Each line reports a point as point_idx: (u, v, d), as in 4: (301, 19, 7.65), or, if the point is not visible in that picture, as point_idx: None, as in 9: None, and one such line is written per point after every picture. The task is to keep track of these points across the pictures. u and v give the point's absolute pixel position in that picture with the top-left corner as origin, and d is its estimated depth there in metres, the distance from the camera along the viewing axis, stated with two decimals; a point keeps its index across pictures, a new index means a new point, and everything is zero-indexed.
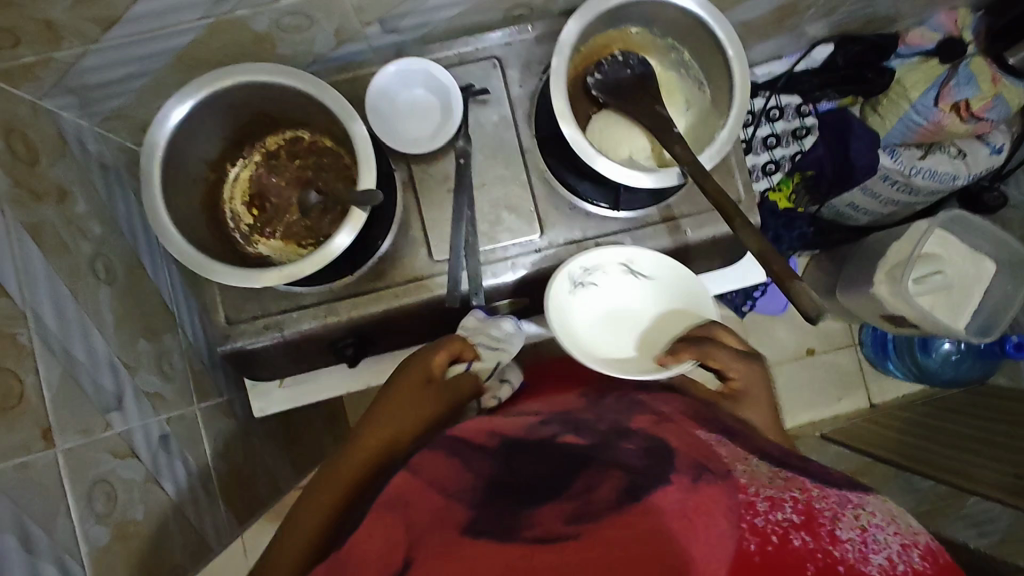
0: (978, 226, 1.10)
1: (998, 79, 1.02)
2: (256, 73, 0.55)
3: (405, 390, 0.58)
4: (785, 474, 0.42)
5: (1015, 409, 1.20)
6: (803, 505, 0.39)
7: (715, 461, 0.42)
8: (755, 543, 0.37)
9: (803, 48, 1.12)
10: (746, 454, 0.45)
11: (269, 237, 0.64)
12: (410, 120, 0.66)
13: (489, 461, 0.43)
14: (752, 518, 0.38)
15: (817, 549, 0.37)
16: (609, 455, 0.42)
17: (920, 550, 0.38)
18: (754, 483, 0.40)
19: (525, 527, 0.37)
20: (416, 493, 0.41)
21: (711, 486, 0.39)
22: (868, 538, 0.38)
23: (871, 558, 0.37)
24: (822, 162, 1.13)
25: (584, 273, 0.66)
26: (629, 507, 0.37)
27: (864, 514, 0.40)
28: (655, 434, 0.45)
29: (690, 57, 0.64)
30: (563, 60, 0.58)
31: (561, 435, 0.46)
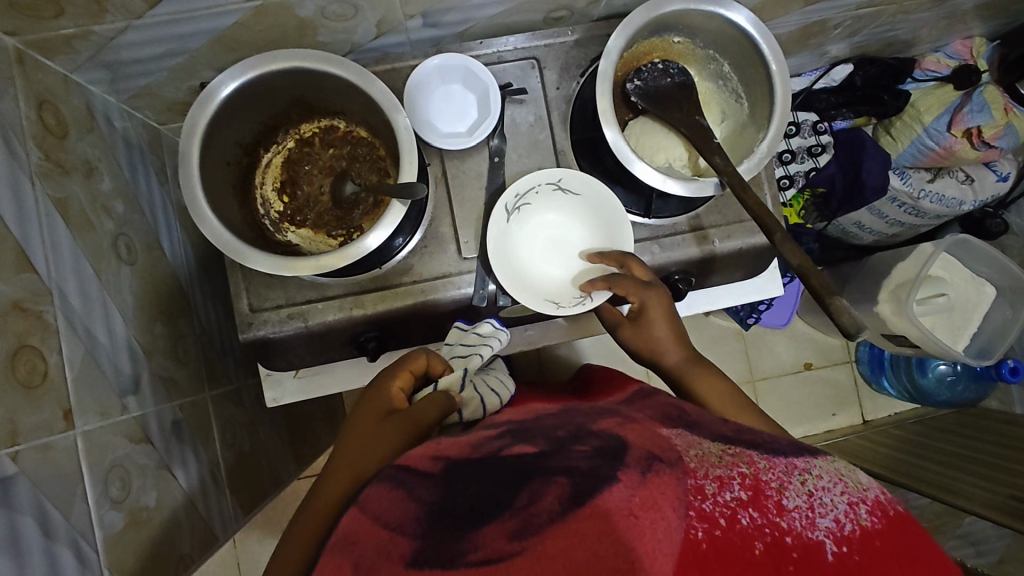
0: (980, 250, 1.14)
1: (1010, 108, 1.03)
2: (302, 58, 0.54)
3: (363, 417, 0.56)
4: (733, 452, 0.44)
5: (1005, 431, 1.23)
6: (750, 480, 0.41)
7: (668, 452, 0.43)
8: (703, 528, 0.38)
9: (824, 66, 1.12)
10: (700, 440, 0.46)
11: (299, 225, 0.63)
12: (447, 116, 0.66)
13: (432, 483, 0.43)
14: (699, 504, 0.39)
15: (764, 524, 0.38)
16: (559, 459, 0.42)
17: (868, 505, 0.40)
18: (702, 466, 0.41)
19: (468, 552, 0.36)
20: (363, 531, 0.41)
21: (662, 476, 0.40)
22: (815, 502, 0.40)
23: (817, 523, 0.39)
24: (833, 180, 1.15)
25: (517, 201, 0.64)
26: (574, 510, 0.37)
27: (810, 480, 0.42)
28: (631, 434, 0.45)
29: (729, 69, 0.64)
30: (611, 63, 0.58)
31: (506, 447, 0.46)
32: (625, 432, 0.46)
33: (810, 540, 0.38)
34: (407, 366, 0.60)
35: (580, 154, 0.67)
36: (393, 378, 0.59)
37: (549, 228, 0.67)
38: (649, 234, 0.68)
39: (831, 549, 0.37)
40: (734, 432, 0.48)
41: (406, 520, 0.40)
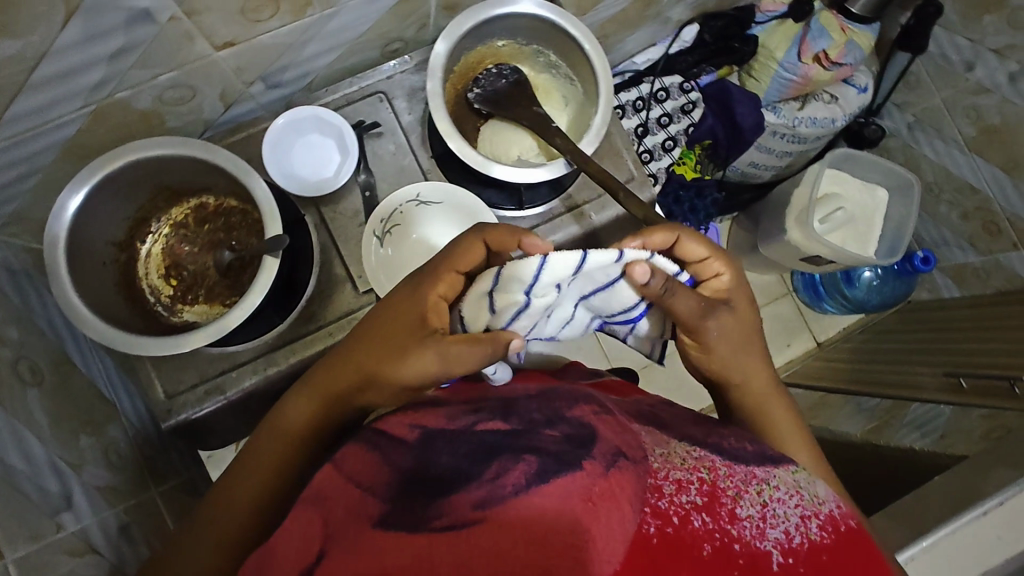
0: (865, 160, 1.21)
1: (846, 27, 1.12)
2: (144, 149, 0.57)
3: (401, 318, 0.51)
4: (697, 454, 0.42)
5: (940, 316, 1.29)
6: (708, 486, 0.39)
7: (634, 449, 0.41)
8: (655, 525, 0.37)
9: (673, 31, 1.21)
10: (669, 439, 0.44)
11: (192, 303, 0.65)
12: (310, 166, 0.69)
13: (405, 449, 0.42)
14: (655, 501, 0.38)
15: (715, 529, 0.37)
16: (530, 439, 0.40)
17: (820, 520, 0.40)
18: (665, 467, 0.40)
19: (433, 518, 0.35)
20: (335, 488, 0.41)
21: (625, 472, 0.39)
22: (768, 513, 0.39)
23: (767, 534, 0.38)
24: (714, 130, 1.22)
25: (385, 225, 0.67)
26: (540, 488, 0.36)
27: (766, 490, 0.40)
28: (598, 423, 0.44)
29: (556, 58, 0.68)
30: (438, 82, 0.62)
31: (481, 422, 0.43)
32: (600, 424, 0.43)
33: (758, 549, 0.37)
34: (457, 263, 0.51)
35: (447, 169, 0.71)
36: (437, 282, 0.51)
37: (427, 239, 0.68)
38: (530, 224, 0.71)
39: (776, 560, 0.37)
40: (702, 434, 0.46)
41: (377, 484, 0.40)
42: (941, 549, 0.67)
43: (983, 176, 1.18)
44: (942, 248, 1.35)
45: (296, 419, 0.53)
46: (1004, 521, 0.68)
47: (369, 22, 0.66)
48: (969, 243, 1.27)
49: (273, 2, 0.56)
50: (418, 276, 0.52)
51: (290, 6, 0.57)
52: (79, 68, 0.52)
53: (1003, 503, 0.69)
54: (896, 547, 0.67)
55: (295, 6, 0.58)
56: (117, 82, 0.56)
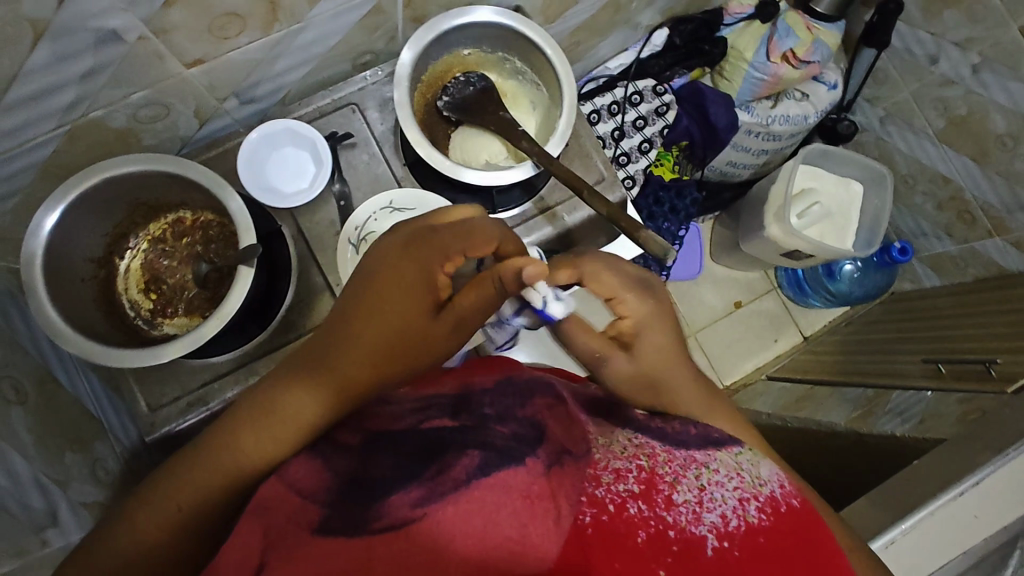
0: (842, 155, 1.23)
1: (812, 26, 1.14)
2: (118, 167, 0.58)
3: (402, 283, 0.51)
4: (637, 443, 0.44)
5: (914, 306, 1.33)
6: (646, 473, 0.40)
7: (580, 445, 0.44)
8: (591, 514, 0.37)
9: (643, 36, 1.23)
10: (614, 428, 0.47)
11: (172, 317, 0.66)
12: (286, 178, 0.70)
13: (346, 456, 0.45)
14: (593, 490, 0.39)
15: (650, 515, 0.38)
16: (478, 435, 0.42)
17: (759, 502, 0.39)
18: (604, 458, 0.42)
19: (374, 520, 0.36)
20: (278, 498, 0.42)
21: (565, 467, 0.40)
22: (704, 497, 0.39)
23: (702, 518, 0.38)
24: (690, 131, 1.24)
25: (359, 233, 0.69)
26: (480, 481, 0.37)
27: (705, 474, 0.41)
28: (547, 416, 0.46)
29: (522, 64, 0.70)
30: (405, 91, 0.64)
31: (431, 421, 0.46)
32: (551, 420, 0.46)
33: (692, 534, 0.37)
34: (468, 247, 0.51)
35: (420, 175, 0.72)
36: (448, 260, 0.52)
37: None
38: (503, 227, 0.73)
39: (711, 544, 0.37)
40: (649, 421, 0.48)
41: (319, 489, 0.41)
42: (920, 529, 0.68)
43: (954, 165, 1.21)
44: (920, 238, 1.37)
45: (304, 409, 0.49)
46: (981, 499, 0.70)
47: (336, 35, 0.68)
48: (946, 232, 1.30)
49: (239, 19, 0.58)
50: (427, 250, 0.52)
51: (257, 21, 0.59)
52: (50, 90, 0.54)
53: (978, 482, 0.70)
54: (877, 529, 0.68)
55: (262, 22, 0.59)
56: (89, 101, 0.58)
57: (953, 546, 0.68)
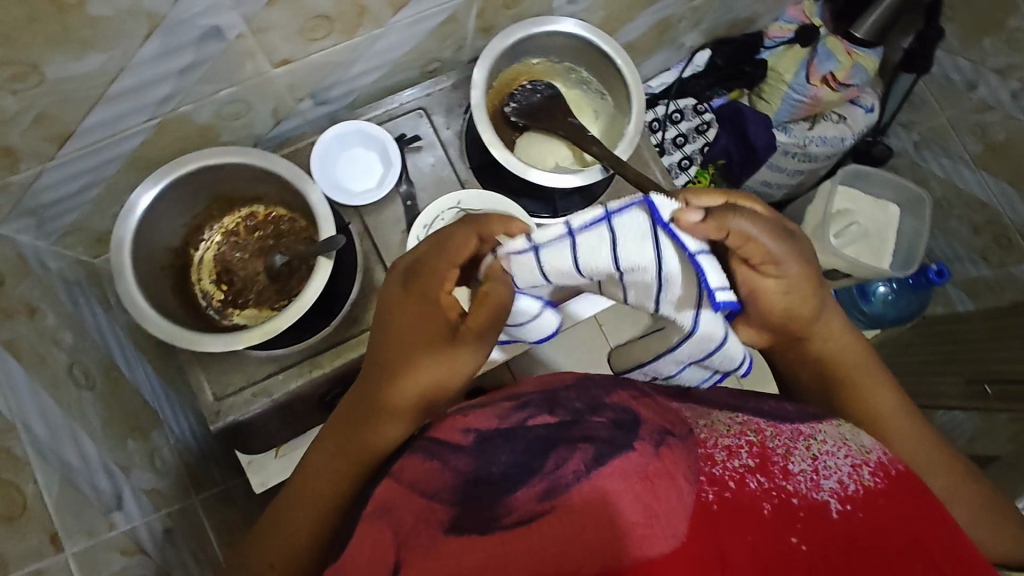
0: (879, 176, 1.26)
1: (852, 50, 1.16)
2: (206, 158, 0.60)
3: (411, 311, 0.49)
4: (741, 422, 0.44)
5: (953, 330, 1.29)
6: (757, 447, 0.40)
7: (679, 425, 0.43)
8: (713, 491, 0.37)
9: (686, 55, 1.26)
10: (711, 411, 0.47)
11: (242, 308, 0.67)
12: (355, 176, 0.72)
13: (465, 452, 0.42)
14: (710, 469, 0.39)
15: (771, 488, 0.38)
16: (582, 428, 0.41)
17: (873, 466, 0.39)
18: (711, 437, 0.42)
19: (505, 515, 0.37)
20: (399, 497, 0.41)
21: (674, 448, 0.40)
22: (819, 465, 0.39)
23: (822, 484, 0.38)
24: (728, 150, 1.26)
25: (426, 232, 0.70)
26: (598, 470, 0.37)
27: (815, 444, 0.41)
28: (637, 405, 0.45)
29: (587, 74, 0.73)
30: (481, 91, 0.67)
31: (532, 416, 0.44)
32: (638, 406, 0.45)
33: (815, 500, 0.37)
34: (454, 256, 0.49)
35: (484, 179, 0.74)
36: (445, 278, 0.49)
37: None
38: None
39: (835, 508, 0.37)
40: (746, 405, 0.48)
41: (443, 489, 0.40)
42: None
43: (992, 190, 1.22)
44: (954, 262, 1.36)
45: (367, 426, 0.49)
46: None
47: (411, 42, 0.70)
48: (981, 257, 1.30)
49: (328, 22, 0.60)
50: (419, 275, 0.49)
51: (344, 25, 0.62)
52: (150, 83, 0.56)
53: None
54: None
55: (347, 27, 0.62)
56: (181, 96, 0.60)
57: None
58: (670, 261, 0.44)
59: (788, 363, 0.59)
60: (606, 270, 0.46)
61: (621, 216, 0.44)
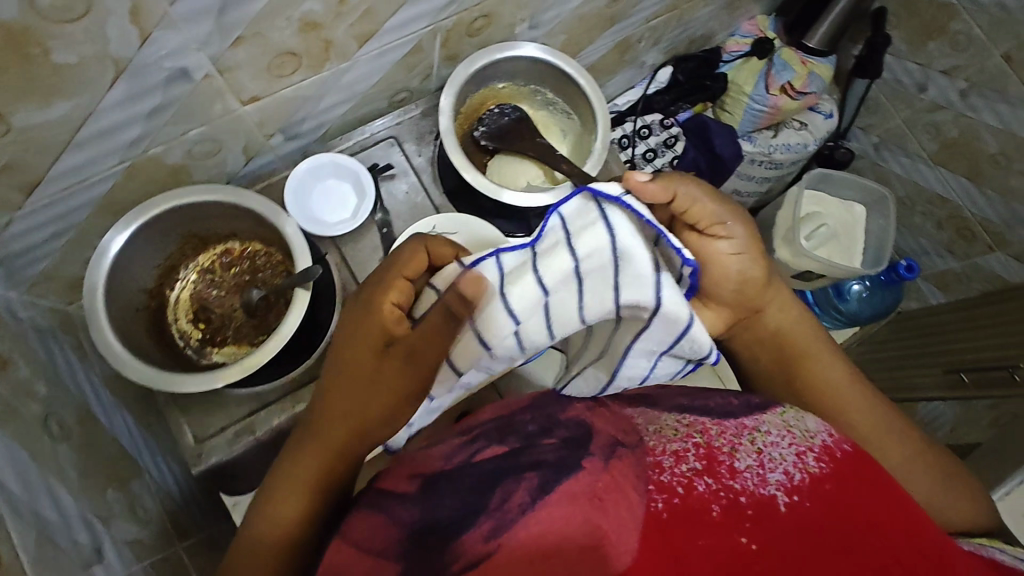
0: (840, 179, 1.30)
1: (806, 60, 1.22)
2: (178, 198, 0.60)
3: (360, 334, 0.50)
4: (688, 422, 0.47)
5: (924, 322, 1.34)
6: (703, 449, 0.44)
7: (629, 434, 0.47)
8: (663, 500, 0.40)
9: (649, 73, 1.31)
10: (659, 411, 0.50)
11: (221, 346, 0.66)
12: (329, 208, 0.72)
13: (410, 503, 0.46)
14: (658, 477, 0.42)
15: (719, 489, 0.41)
16: (530, 456, 0.45)
17: (816, 452, 0.44)
18: (660, 443, 0.45)
19: (454, 562, 0.40)
20: (351, 560, 0.44)
21: (624, 459, 0.43)
22: (764, 460, 0.43)
23: (768, 479, 0.42)
24: (697, 162, 1.28)
25: None
26: (545, 500, 0.41)
27: (759, 438, 0.45)
28: (592, 416, 0.50)
29: (553, 95, 0.75)
30: (449, 118, 0.69)
31: (481, 449, 0.48)
32: (594, 418, 0.49)
33: (762, 496, 0.41)
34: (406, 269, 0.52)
35: (459, 203, 0.76)
36: (388, 290, 0.51)
37: None
38: None
39: (783, 501, 0.41)
40: (688, 400, 0.52)
41: (387, 544, 0.44)
42: None
43: (950, 185, 1.27)
44: (922, 257, 1.41)
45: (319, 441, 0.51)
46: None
47: (379, 73, 0.72)
48: (948, 249, 1.34)
49: (296, 58, 0.61)
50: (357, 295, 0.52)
51: (311, 60, 0.63)
52: (120, 126, 0.56)
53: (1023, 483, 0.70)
54: None
55: (315, 62, 0.63)
56: (151, 138, 0.60)
57: None
58: (624, 235, 0.46)
59: (745, 347, 0.62)
60: (567, 266, 0.47)
61: (566, 206, 0.47)
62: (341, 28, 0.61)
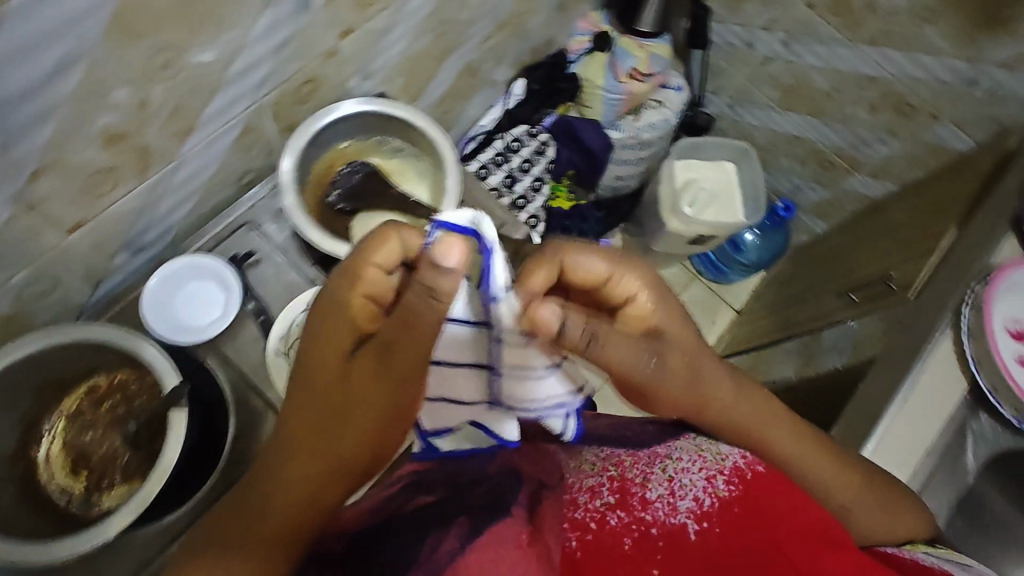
0: (707, 146, 1.40)
1: (643, 44, 1.27)
2: (8, 354, 0.56)
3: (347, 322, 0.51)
4: (607, 459, 0.56)
5: (817, 253, 1.45)
6: (618, 484, 0.52)
7: (554, 476, 0.56)
8: (577, 535, 0.48)
9: (504, 88, 1.32)
10: (581, 450, 0.60)
11: (110, 490, 0.62)
12: (193, 312, 0.69)
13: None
14: (573, 514, 0.49)
15: (632, 520, 0.48)
16: (460, 504, 0.51)
17: (725, 475, 0.51)
18: (578, 481, 0.54)
19: None
20: None
21: (548, 503, 0.52)
22: (675, 487, 0.50)
23: (678, 506, 0.49)
24: (573, 161, 1.35)
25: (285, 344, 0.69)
26: (473, 545, 0.45)
27: (673, 465, 0.53)
28: (522, 459, 0.59)
29: (398, 142, 0.75)
30: (292, 194, 0.67)
31: (413, 500, 0.56)
32: (521, 462, 0.58)
33: (672, 524, 0.48)
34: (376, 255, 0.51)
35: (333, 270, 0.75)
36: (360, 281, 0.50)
37: None
38: None
39: (692, 527, 0.48)
40: (609, 434, 0.63)
41: None
42: (884, 448, 0.73)
43: (800, 125, 1.37)
44: (797, 193, 1.51)
45: (295, 470, 0.51)
46: (925, 400, 0.76)
47: (214, 164, 0.69)
48: (817, 181, 1.45)
49: (112, 173, 0.58)
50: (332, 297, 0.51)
51: (131, 172, 0.60)
52: None
53: (916, 385, 0.76)
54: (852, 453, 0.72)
55: (136, 172, 0.60)
56: None
57: (916, 447, 0.74)
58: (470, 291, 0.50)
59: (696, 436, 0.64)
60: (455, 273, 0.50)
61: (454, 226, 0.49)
62: (154, 132, 0.59)
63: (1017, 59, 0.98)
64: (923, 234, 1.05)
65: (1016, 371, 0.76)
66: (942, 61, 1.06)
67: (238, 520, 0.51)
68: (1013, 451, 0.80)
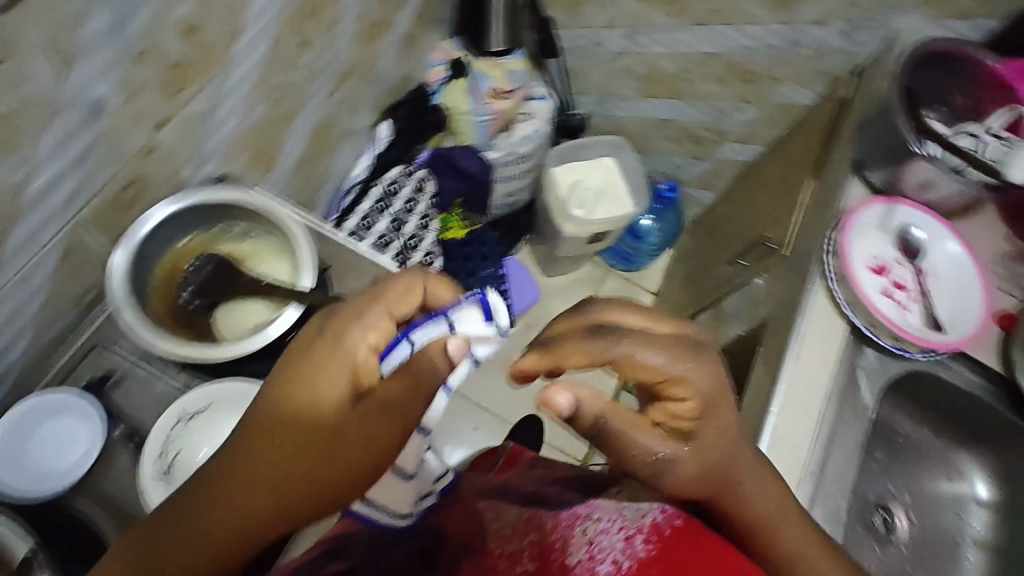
0: (584, 147, 1.45)
1: (498, 62, 1.29)
2: None
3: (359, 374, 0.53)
4: (530, 520, 0.63)
5: (711, 223, 1.52)
6: (537, 546, 0.60)
7: (480, 538, 0.64)
8: None
9: (368, 134, 1.26)
10: (506, 506, 0.68)
11: None
12: (64, 452, 0.75)
13: None
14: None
15: None
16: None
17: (642, 534, 0.58)
18: (499, 545, 0.62)
19: None
20: None
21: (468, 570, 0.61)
22: (594, 550, 0.57)
23: (597, 568, 0.56)
24: (458, 189, 1.34)
25: (161, 453, 0.74)
26: None
27: (592, 526, 0.60)
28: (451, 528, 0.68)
29: (243, 225, 0.78)
30: (130, 304, 0.70)
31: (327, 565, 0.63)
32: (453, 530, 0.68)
33: None
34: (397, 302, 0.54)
35: (203, 369, 0.80)
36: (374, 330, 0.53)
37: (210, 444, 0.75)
38: None
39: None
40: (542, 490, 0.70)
41: None
42: (786, 403, 0.74)
43: (664, 109, 1.43)
44: (680, 170, 1.58)
45: (240, 497, 0.51)
46: (814, 347, 0.77)
47: (39, 293, 0.65)
48: (694, 157, 1.52)
49: None
50: (337, 331, 0.53)
51: None
52: None
53: (802, 335, 0.77)
54: (761, 417, 0.73)
55: None
56: None
57: (815, 395, 0.75)
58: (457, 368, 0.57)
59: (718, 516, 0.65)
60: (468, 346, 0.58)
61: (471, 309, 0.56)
62: None
63: (828, 14, 1.05)
64: (789, 189, 1.11)
65: (883, 305, 0.78)
66: (768, 28, 1.12)
67: (193, 525, 0.51)
68: (907, 376, 0.82)
